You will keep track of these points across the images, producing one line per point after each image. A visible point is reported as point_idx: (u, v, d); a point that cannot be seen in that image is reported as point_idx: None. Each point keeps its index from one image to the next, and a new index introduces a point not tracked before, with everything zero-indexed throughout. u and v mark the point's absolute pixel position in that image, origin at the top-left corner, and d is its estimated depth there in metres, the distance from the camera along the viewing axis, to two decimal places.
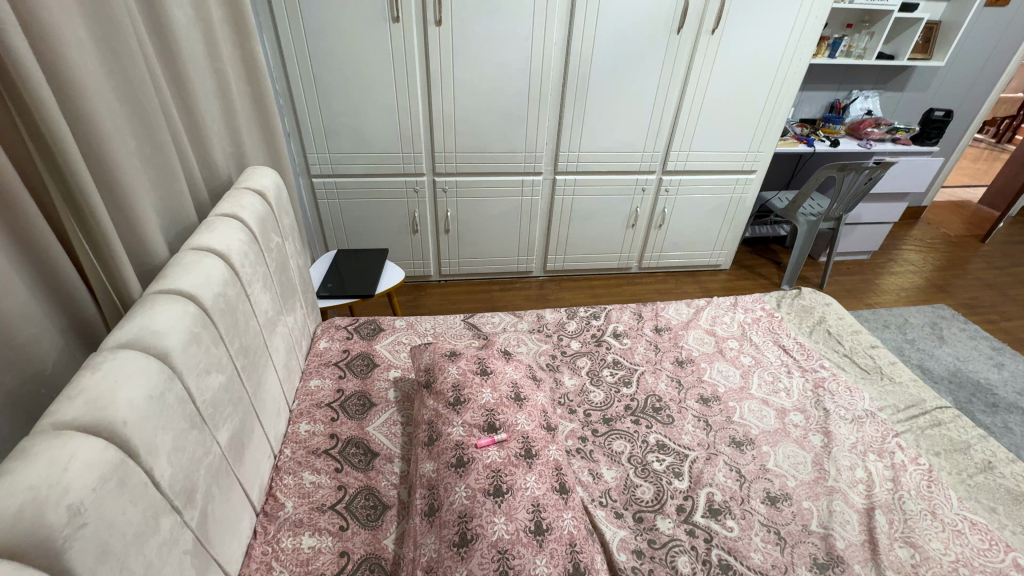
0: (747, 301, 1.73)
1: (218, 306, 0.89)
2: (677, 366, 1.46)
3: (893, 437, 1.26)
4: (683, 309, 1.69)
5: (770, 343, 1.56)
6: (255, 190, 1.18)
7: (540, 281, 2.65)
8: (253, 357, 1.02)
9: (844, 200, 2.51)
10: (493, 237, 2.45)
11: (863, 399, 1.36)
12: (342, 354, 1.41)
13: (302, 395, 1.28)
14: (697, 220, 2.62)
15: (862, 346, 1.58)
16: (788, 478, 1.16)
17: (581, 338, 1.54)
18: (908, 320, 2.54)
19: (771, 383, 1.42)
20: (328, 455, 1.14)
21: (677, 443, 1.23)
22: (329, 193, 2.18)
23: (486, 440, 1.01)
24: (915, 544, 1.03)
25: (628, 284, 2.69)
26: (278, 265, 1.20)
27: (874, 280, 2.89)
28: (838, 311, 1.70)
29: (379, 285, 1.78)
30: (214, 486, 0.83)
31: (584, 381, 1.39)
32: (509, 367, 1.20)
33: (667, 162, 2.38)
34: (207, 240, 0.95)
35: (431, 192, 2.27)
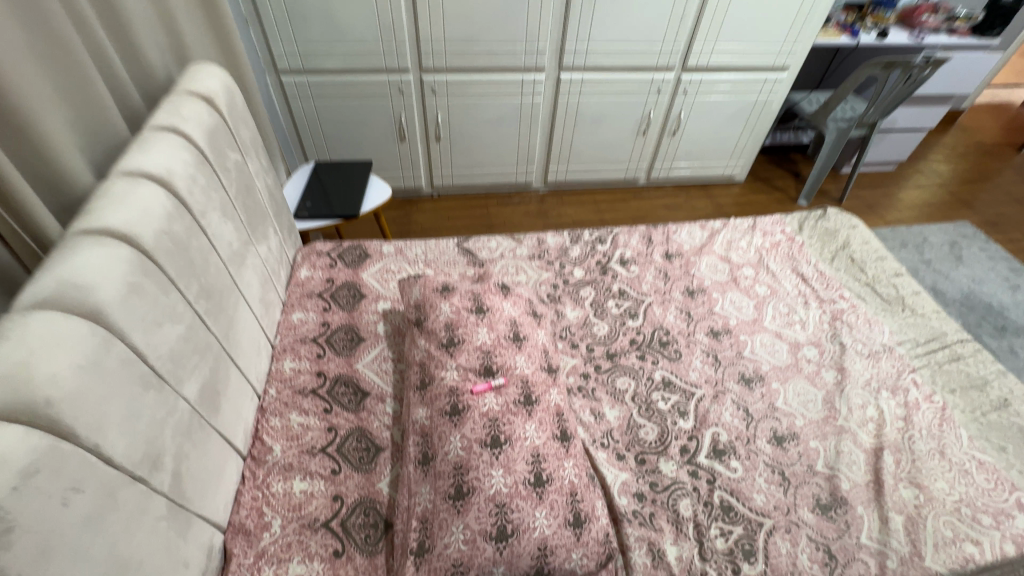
0: (767, 223, 1.58)
1: (163, 247, 0.75)
2: (688, 297, 1.36)
3: (909, 374, 1.21)
4: (696, 232, 1.55)
5: (788, 271, 1.45)
6: (200, 95, 0.97)
7: (540, 194, 2.47)
8: (219, 298, 0.90)
9: (882, 105, 2.24)
10: (489, 146, 2.22)
11: (882, 333, 1.28)
12: (325, 284, 1.30)
13: (284, 330, 1.18)
14: (715, 127, 2.37)
15: (886, 274, 1.47)
16: (796, 417, 1.11)
17: (585, 265, 1.42)
18: (926, 239, 2.41)
19: (787, 315, 1.33)
20: (316, 394, 1.08)
21: (684, 381, 1.17)
22: (301, 94, 1.91)
23: (483, 385, 0.94)
24: (920, 485, 1.01)
25: (635, 198, 2.51)
26: (239, 187, 1.03)
27: (897, 194, 2.71)
28: (864, 235, 1.56)
29: (364, 204, 1.62)
30: (187, 444, 0.76)
31: (587, 313, 1.29)
32: (507, 304, 1.09)
33: (689, 57, 2.08)
34: (142, 163, 0.78)
35: (418, 93, 2.00)
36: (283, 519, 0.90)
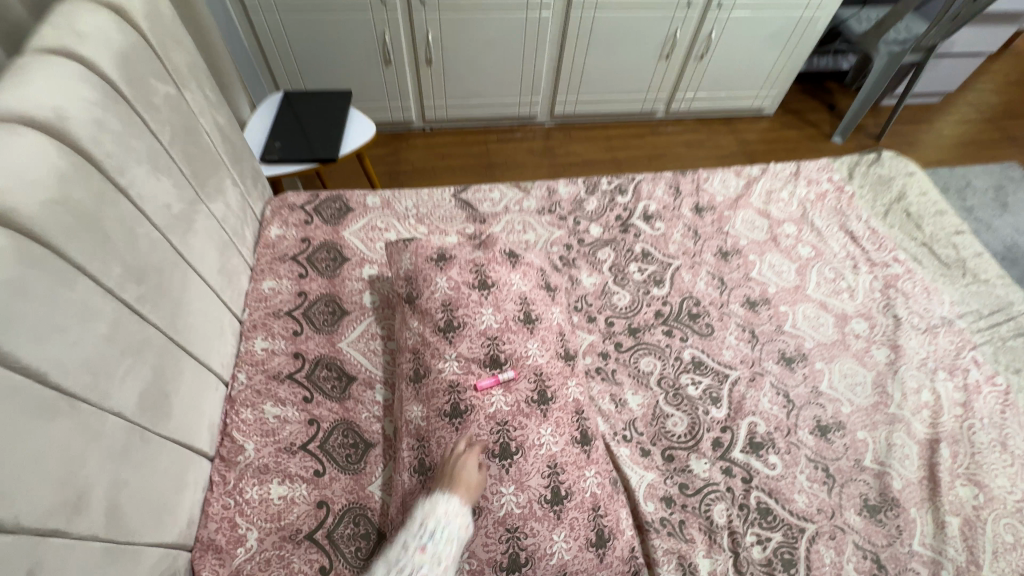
0: (812, 169, 1.37)
1: (59, 225, 0.56)
2: (720, 260, 1.18)
3: (969, 351, 1.06)
4: (731, 181, 1.33)
5: (836, 229, 1.26)
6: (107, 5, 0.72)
7: (545, 129, 2.19)
8: (158, 279, 0.72)
9: (946, 25, 1.92)
10: (489, 72, 1.92)
11: (941, 304, 1.12)
12: (300, 244, 1.10)
13: (254, 303, 1.01)
14: (749, 50, 2.05)
15: (945, 232, 1.29)
16: (842, 403, 0.98)
17: (602, 222, 1.22)
18: (970, 183, 2.20)
19: (833, 282, 1.16)
20: (294, 380, 0.93)
21: (717, 361, 1.02)
22: (263, 4, 1.58)
23: (490, 380, 0.78)
24: (980, 482, 0.90)
25: (651, 134, 2.24)
26: (176, 131, 0.81)
27: (940, 131, 2.44)
28: (923, 185, 1.36)
29: (344, 145, 1.38)
30: (123, 468, 0.61)
31: (605, 280, 1.12)
32: (517, 276, 0.91)
33: None
34: (16, 103, 0.56)
35: (404, 5, 1.67)
36: (260, 531, 0.78)
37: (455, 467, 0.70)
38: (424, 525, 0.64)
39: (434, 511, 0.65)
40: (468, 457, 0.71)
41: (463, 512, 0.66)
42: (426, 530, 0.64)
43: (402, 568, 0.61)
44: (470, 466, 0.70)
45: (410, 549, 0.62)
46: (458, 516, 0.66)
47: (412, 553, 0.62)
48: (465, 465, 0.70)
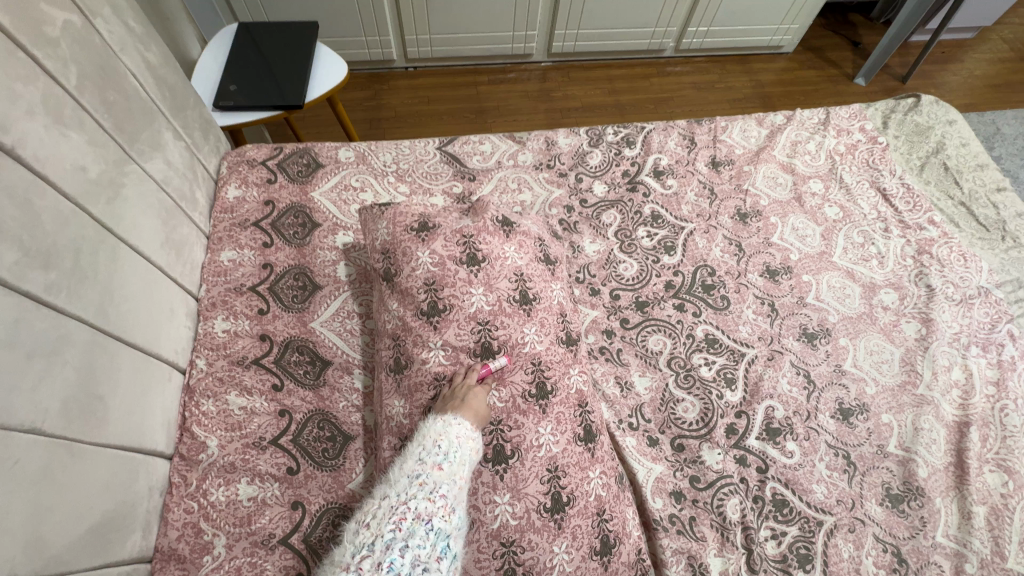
0: (843, 117, 1.22)
1: None
2: (738, 222, 1.06)
3: (1005, 324, 0.97)
4: (752, 130, 1.19)
5: (866, 186, 1.13)
6: None
7: (542, 70, 1.98)
8: (71, 261, 0.59)
9: None
10: (478, 0, 1.68)
11: (979, 272, 1.02)
12: (264, 207, 0.96)
13: (212, 277, 0.88)
14: None
15: (985, 189, 1.16)
16: (867, 384, 0.90)
17: (608, 179, 1.08)
18: (999, 129, 2.04)
19: (861, 247, 1.05)
20: (262, 367, 0.82)
21: (732, 338, 0.93)
22: None
23: (484, 368, 0.69)
24: (1011, 469, 0.84)
25: (659, 75, 2.04)
26: (84, 71, 0.65)
27: (971, 71, 2.24)
28: (964, 135, 1.22)
29: (313, 89, 1.21)
30: (42, 492, 0.52)
31: (610, 246, 1.00)
32: (511, 248, 0.79)
33: None
34: None
35: None
36: (228, 537, 0.70)
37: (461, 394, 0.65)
38: (438, 444, 0.60)
39: (446, 431, 0.61)
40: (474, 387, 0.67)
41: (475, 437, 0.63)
42: (440, 449, 0.60)
43: (422, 485, 0.57)
44: (478, 395, 0.66)
45: (427, 467, 0.58)
46: (471, 440, 0.62)
47: (430, 470, 0.58)
48: (472, 392, 0.66)
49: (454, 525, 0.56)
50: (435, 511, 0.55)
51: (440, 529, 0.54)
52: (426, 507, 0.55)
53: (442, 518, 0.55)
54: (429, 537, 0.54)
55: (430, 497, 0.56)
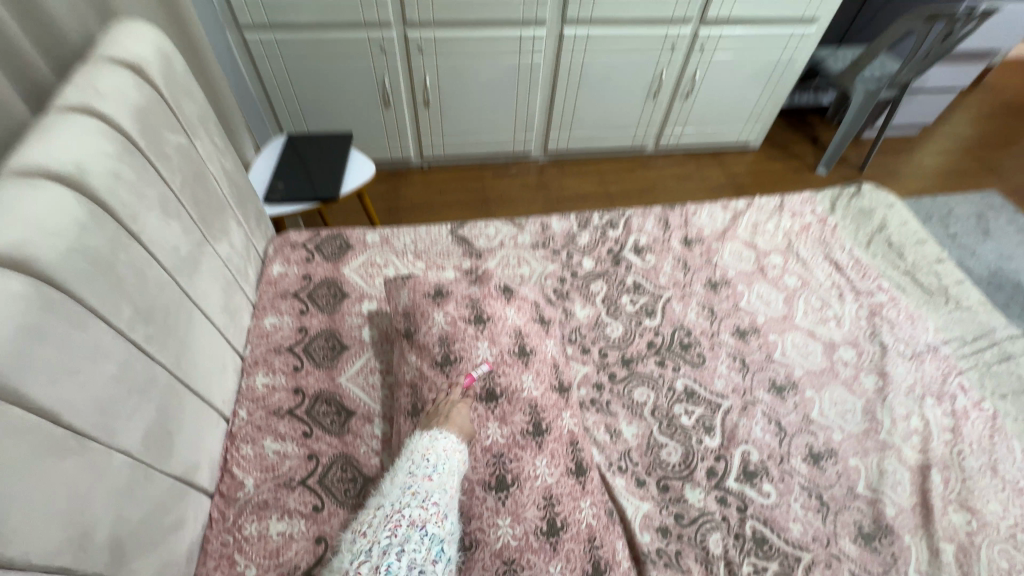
0: (796, 202, 1.42)
1: (75, 269, 0.58)
2: (710, 290, 1.22)
3: (955, 377, 1.09)
4: (718, 214, 1.38)
5: (820, 259, 1.30)
6: (126, 64, 0.78)
7: (540, 165, 2.27)
8: (164, 319, 0.74)
9: (918, 63, 2.03)
10: (484, 111, 2.00)
11: (925, 331, 1.15)
12: (302, 281, 1.14)
13: (256, 339, 1.04)
14: (732, 88, 2.15)
15: (926, 260, 1.33)
16: (834, 431, 1.00)
17: (595, 255, 1.26)
18: (952, 210, 2.26)
19: (819, 310, 1.20)
20: (294, 416, 0.94)
21: (709, 390, 1.04)
22: (269, 53, 1.67)
23: (467, 376, 0.84)
24: (973, 509, 0.91)
25: (642, 168, 2.32)
26: (186, 176, 0.86)
27: (920, 161, 2.53)
28: (903, 215, 1.41)
29: (346, 184, 1.44)
30: (127, 506, 0.63)
31: (598, 312, 1.15)
32: (511, 310, 0.95)
33: (708, 9, 1.84)
34: (42, 158, 0.60)
35: (403, 52, 1.76)
36: (258, 568, 0.78)
37: (445, 411, 0.79)
38: (426, 457, 0.72)
39: (433, 446, 0.73)
40: (458, 404, 0.80)
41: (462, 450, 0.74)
42: (428, 463, 0.72)
43: (415, 494, 0.68)
44: (460, 411, 0.79)
45: (418, 478, 0.70)
46: (457, 452, 0.74)
47: (420, 481, 0.69)
48: (456, 406, 0.80)
49: (445, 531, 0.67)
50: (429, 518, 0.66)
51: (435, 534, 0.65)
52: (419, 514, 0.66)
53: (435, 524, 0.66)
54: (424, 542, 0.64)
55: (422, 504, 0.67)
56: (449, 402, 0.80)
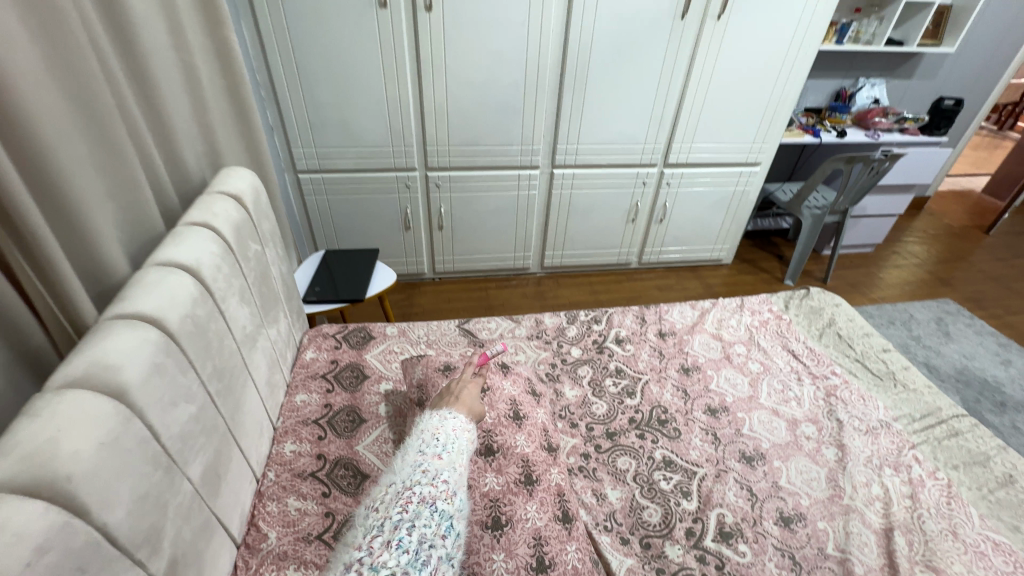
0: (754, 302, 1.66)
1: (186, 330, 0.80)
2: (683, 374, 1.39)
3: (909, 450, 1.21)
4: (687, 311, 1.61)
5: (779, 348, 1.49)
6: (230, 195, 1.09)
7: (537, 278, 2.58)
8: (230, 380, 0.94)
9: (851, 193, 2.43)
10: (489, 234, 2.37)
11: (877, 409, 1.30)
12: (330, 365, 1.33)
13: (287, 412, 1.20)
14: (699, 214, 2.54)
15: (874, 350, 1.52)
16: (801, 496, 1.10)
17: (582, 345, 1.46)
18: (913, 316, 2.49)
19: (781, 392, 1.36)
20: (316, 478, 1.07)
21: (685, 460, 1.16)
22: (316, 189, 2.08)
23: (482, 353, 1.19)
24: (938, 569, 0.98)
25: (628, 280, 2.62)
26: (257, 274, 1.12)
27: (878, 274, 2.83)
28: (849, 312, 1.63)
29: (370, 288, 1.70)
30: (187, 528, 0.75)
31: (585, 392, 1.32)
32: (507, 382, 1.13)
33: (669, 155, 2.29)
34: (174, 254, 0.86)
35: (424, 188, 2.17)
36: None
37: (455, 391, 1.02)
38: (437, 437, 0.88)
39: (444, 427, 0.90)
40: (467, 383, 1.07)
41: (468, 428, 0.93)
42: (438, 444, 0.87)
43: (426, 472, 0.81)
44: (469, 390, 1.04)
45: (429, 457, 0.84)
46: (465, 432, 0.92)
47: (431, 459, 0.84)
48: (466, 386, 1.05)
49: (453, 508, 0.78)
50: (438, 495, 0.77)
51: (444, 510, 0.76)
52: (430, 491, 0.77)
53: (445, 501, 0.77)
54: (433, 518, 0.74)
55: (433, 482, 0.79)
56: (460, 382, 1.05)
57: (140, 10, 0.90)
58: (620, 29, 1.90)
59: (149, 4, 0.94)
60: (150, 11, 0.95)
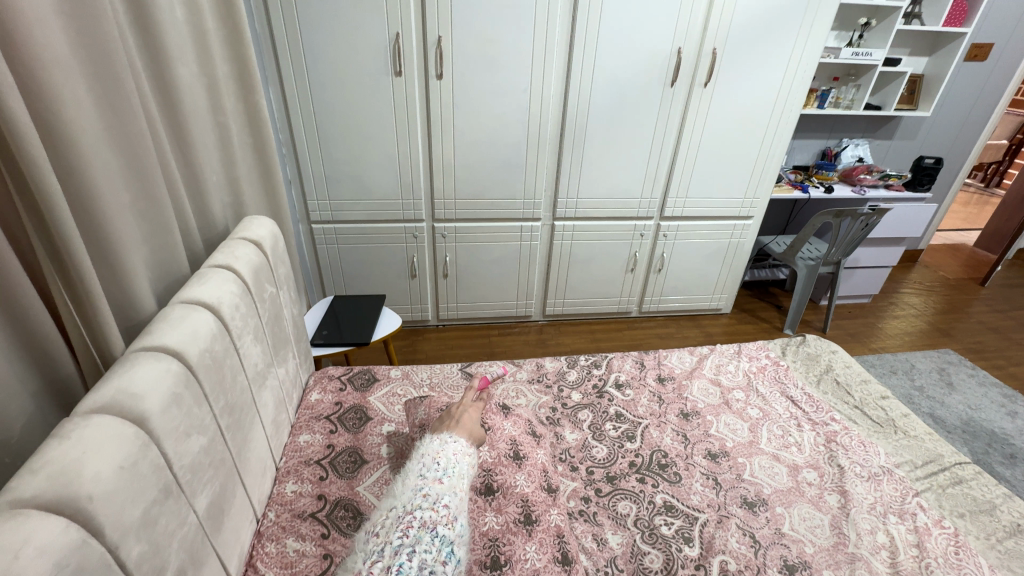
0: (751, 348, 1.69)
1: (203, 363, 0.85)
2: (683, 419, 1.40)
3: (913, 497, 1.20)
4: (686, 357, 1.64)
5: (777, 394, 1.51)
6: (251, 241, 1.17)
7: (539, 325, 2.62)
8: (239, 415, 0.97)
9: (842, 245, 2.51)
10: (492, 282, 2.44)
11: (878, 455, 1.30)
12: (334, 407, 1.36)
13: (290, 452, 1.21)
14: (696, 264, 2.62)
15: (872, 396, 1.53)
16: (805, 544, 1.08)
17: (582, 389, 1.48)
18: (914, 366, 2.49)
19: (782, 437, 1.36)
20: (315, 518, 1.05)
21: (686, 504, 1.16)
22: (328, 238, 2.18)
23: (480, 376, 1.33)
24: None
25: (629, 328, 2.66)
26: (270, 315, 1.18)
27: (877, 324, 2.86)
28: (845, 359, 1.66)
29: (376, 332, 1.75)
30: (189, 561, 0.76)
31: (585, 436, 1.32)
32: (507, 423, 1.16)
33: (665, 208, 2.40)
34: (198, 293, 0.93)
35: (430, 238, 2.27)
36: None
37: (455, 416, 1.12)
38: (438, 462, 0.97)
39: (444, 451, 1.00)
40: (466, 408, 1.17)
41: (468, 452, 1.03)
42: (439, 468, 0.96)
43: (428, 496, 0.90)
44: (468, 414, 1.15)
45: (431, 481, 0.93)
46: (465, 457, 1.01)
47: (433, 483, 0.93)
48: (466, 411, 1.15)
49: (453, 533, 0.86)
50: (438, 520, 0.86)
51: (444, 536, 0.84)
52: (431, 516, 0.86)
53: (445, 526, 0.86)
54: (434, 544, 0.82)
55: (434, 506, 0.88)
56: (460, 406, 1.16)
57: (186, 79, 1.02)
58: (615, 94, 2.07)
59: (193, 74, 1.06)
60: (194, 80, 1.07)
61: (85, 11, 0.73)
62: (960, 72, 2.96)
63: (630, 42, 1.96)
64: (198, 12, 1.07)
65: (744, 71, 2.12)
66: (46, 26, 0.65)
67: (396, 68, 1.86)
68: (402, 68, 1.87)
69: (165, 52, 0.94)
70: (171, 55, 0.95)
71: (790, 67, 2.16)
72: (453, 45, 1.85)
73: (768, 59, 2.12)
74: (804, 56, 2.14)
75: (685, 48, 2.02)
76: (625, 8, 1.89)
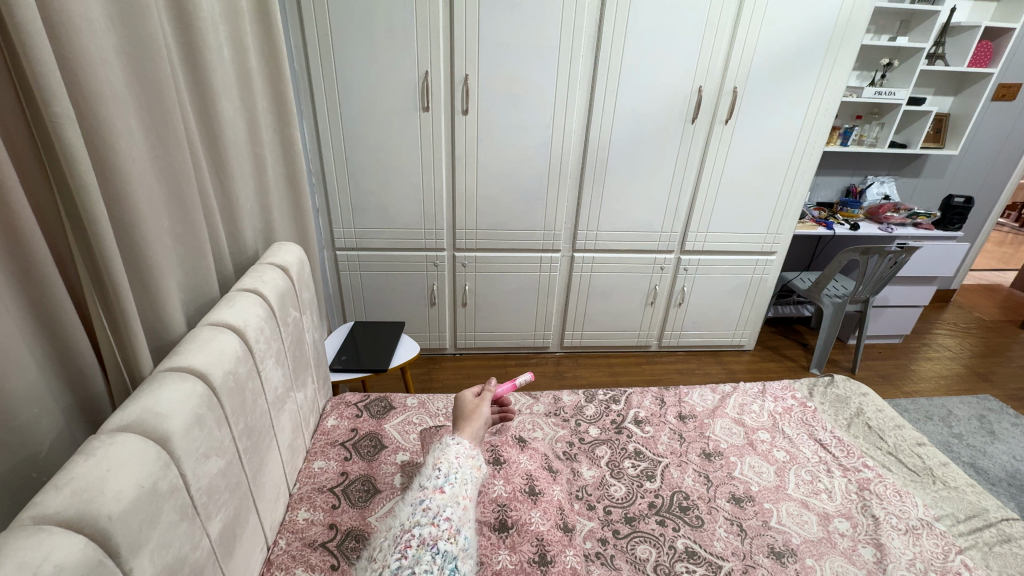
0: (776, 388, 1.64)
1: (227, 385, 0.87)
2: (704, 459, 1.35)
3: (956, 554, 1.11)
4: (708, 395, 1.59)
5: (805, 437, 1.44)
6: (278, 266, 1.21)
7: (556, 357, 2.60)
8: (256, 439, 0.97)
9: (870, 283, 2.45)
10: (510, 312, 2.45)
11: (915, 506, 1.23)
12: (349, 433, 1.35)
13: (303, 479, 1.20)
14: (718, 299, 2.58)
15: (907, 442, 1.46)
16: None
17: (600, 424, 1.44)
18: (951, 412, 2.37)
19: (811, 483, 1.29)
20: (325, 548, 1.02)
21: (709, 551, 1.10)
22: (351, 265, 2.23)
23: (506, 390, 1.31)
24: None
25: (648, 363, 2.61)
26: (293, 339, 1.20)
27: (910, 366, 2.74)
28: (876, 402, 1.59)
29: (393, 358, 1.76)
30: None
31: (603, 473, 1.28)
32: (523, 457, 1.20)
33: (685, 242, 2.40)
34: (227, 315, 0.96)
35: (451, 267, 2.30)
36: None
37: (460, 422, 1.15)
38: (438, 468, 0.97)
39: (445, 457, 1.01)
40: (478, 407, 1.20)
41: (471, 456, 1.03)
42: (439, 475, 0.96)
43: (427, 511, 0.87)
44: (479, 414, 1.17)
45: (430, 495, 0.91)
46: (469, 460, 1.02)
47: (435, 497, 0.90)
48: (470, 411, 1.17)
49: (455, 548, 0.83)
50: (440, 538, 0.83)
51: (446, 552, 0.81)
52: (431, 534, 0.83)
53: (447, 544, 0.82)
54: (436, 562, 0.79)
55: (435, 522, 0.85)
56: (472, 406, 1.19)
57: (228, 113, 1.08)
58: (636, 130, 2.10)
59: (235, 109, 1.12)
60: (235, 115, 1.14)
61: (143, 53, 0.79)
62: (988, 111, 2.93)
63: (651, 80, 2.01)
64: (243, 52, 1.14)
65: (765, 108, 2.14)
66: (108, 66, 0.71)
67: (423, 104, 1.93)
68: (430, 103, 1.94)
69: (211, 88, 1.00)
70: (217, 91, 1.01)
71: (812, 105, 2.17)
72: (479, 83, 1.93)
73: (788, 97, 2.13)
74: (826, 95, 2.16)
75: (706, 86, 2.06)
76: (648, 47, 1.94)
